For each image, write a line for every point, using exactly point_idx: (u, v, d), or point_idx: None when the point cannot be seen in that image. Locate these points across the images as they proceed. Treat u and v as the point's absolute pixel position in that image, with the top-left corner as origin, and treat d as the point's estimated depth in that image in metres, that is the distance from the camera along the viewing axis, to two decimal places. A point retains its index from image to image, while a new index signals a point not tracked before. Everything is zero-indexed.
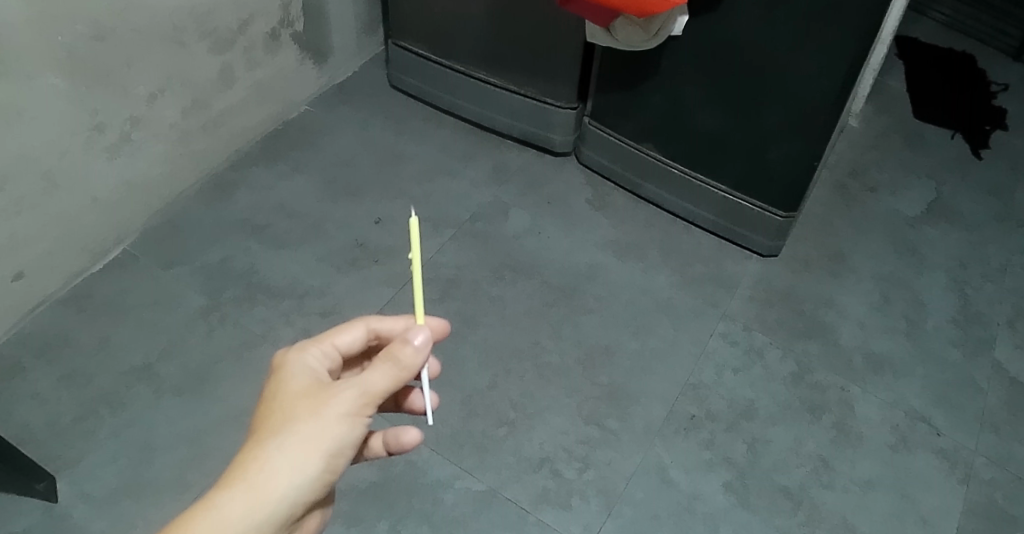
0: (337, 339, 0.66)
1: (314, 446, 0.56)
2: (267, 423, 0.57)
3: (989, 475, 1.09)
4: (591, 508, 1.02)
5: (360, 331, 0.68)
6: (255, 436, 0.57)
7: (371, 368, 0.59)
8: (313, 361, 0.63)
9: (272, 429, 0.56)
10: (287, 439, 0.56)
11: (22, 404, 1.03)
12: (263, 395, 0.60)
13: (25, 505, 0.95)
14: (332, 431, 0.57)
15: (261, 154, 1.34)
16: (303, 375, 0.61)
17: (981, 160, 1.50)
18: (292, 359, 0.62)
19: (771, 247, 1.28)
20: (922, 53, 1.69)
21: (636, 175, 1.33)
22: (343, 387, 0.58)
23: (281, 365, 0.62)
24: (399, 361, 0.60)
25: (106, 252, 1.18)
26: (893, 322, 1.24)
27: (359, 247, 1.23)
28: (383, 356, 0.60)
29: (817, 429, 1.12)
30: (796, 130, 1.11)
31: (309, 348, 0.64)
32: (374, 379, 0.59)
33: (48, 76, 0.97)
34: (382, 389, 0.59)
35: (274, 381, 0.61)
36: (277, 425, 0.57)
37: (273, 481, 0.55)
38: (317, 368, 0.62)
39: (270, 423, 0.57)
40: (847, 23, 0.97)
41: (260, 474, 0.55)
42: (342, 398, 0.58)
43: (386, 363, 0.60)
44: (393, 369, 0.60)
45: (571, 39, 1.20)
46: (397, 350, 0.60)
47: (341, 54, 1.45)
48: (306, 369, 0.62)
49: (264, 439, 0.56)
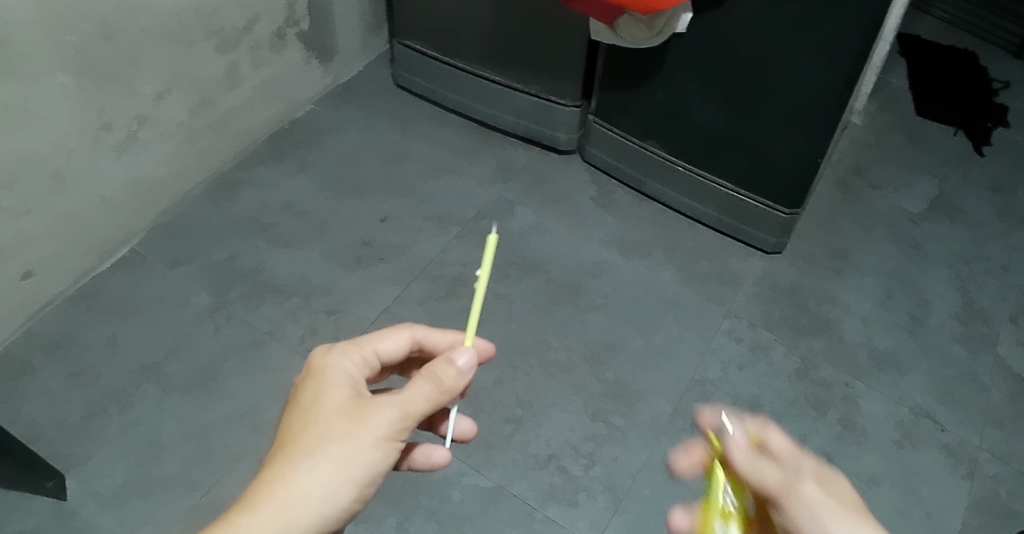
0: (377, 345, 0.66)
1: (347, 472, 0.57)
2: (302, 439, 0.57)
3: (993, 470, 1.09)
4: (598, 505, 1.03)
5: (406, 340, 0.68)
6: (289, 452, 0.57)
7: (411, 389, 0.59)
8: (352, 366, 0.63)
9: (306, 448, 0.57)
10: (322, 463, 0.56)
11: (31, 403, 1.03)
12: (299, 402, 0.60)
13: (34, 503, 0.96)
14: (366, 456, 0.57)
15: (267, 153, 1.34)
16: (342, 384, 0.61)
17: (983, 157, 1.50)
18: (331, 365, 0.62)
19: (776, 244, 1.29)
20: (923, 50, 1.69)
21: (641, 173, 1.34)
22: (381, 408, 0.59)
23: (318, 373, 0.62)
24: (441, 382, 0.60)
25: (114, 252, 1.18)
26: (897, 319, 1.24)
27: (365, 245, 1.24)
28: (425, 374, 0.60)
29: (822, 425, 1.12)
30: (800, 127, 1.12)
31: (349, 352, 0.64)
32: (414, 400, 0.59)
33: (56, 75, 0.97)
34: (420, 410, 0.59)
35: (310, 389, 0.61)
36: (310, 444, 0.57)
37: (305, 506, 0.55)
38: (354, 375, 0.62)
39: (305, 440, 0.57)
40: (852, 19, 0.97)
41: (292, 498, 0.55)
42: (381, 420, 0.58)
43: (428, 383, 0.60)
44: (433, 390, 0.60)
45: (575, 36, 1.21)
46: (440, 370, 0.60)
47: (346, 53, 1.45)
48: (344, 377, 0.62)
49: (297, 458, 0.56)
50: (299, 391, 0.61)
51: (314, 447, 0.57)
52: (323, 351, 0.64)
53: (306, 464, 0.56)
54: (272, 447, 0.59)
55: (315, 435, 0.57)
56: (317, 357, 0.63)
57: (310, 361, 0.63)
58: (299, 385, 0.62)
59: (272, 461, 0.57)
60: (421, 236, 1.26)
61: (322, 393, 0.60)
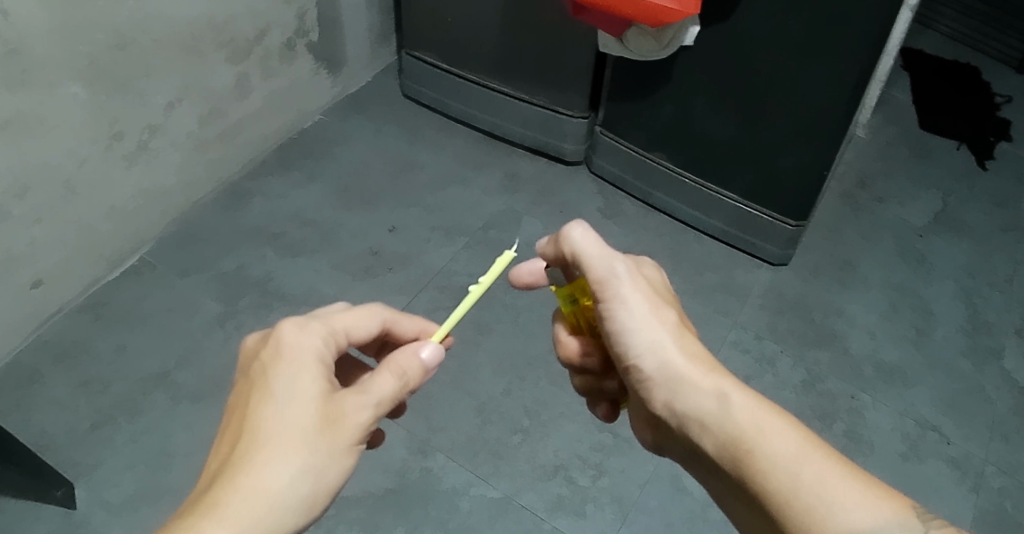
0: (349, 328, 0.63)
1: (322, 479, 0.54)
2: (276, 440, 0.53)
3: (999, 484, 1.09)
4: (606, 516, 1.02)
5: (376, 323, 0.65)
6: (261, 453, 0.53)
7: (383, 387, 0.57)
8: (322, 349, 0.58)
9: (281, 451, 0.53)
10: (297, 469, 0.53)
11: (40, 411, 1.03)
12: (270, 392, 0.55)
13: (43, 512, 0.96)
14: (342, 463, 0.55)
15: (276, 163, 1.35)
16: (315, 374, 0.56)
17: (986, 171, 1.51)
18: (301, 350, 0.57)
19: (782, 255, 1.29)
20: (927, 65, 1.70)
21: (648, 185, 1.34)
22: (359, 411, 0.55)
23: (289, 357, 0.57)
24: (407, 378, 0.59)
25: (123, 261, 1.18)
26: (903, 331, 1.25)
27: (374, 255, 1.24)
28: (393, 370, 0.58)
29: (829, 437, 1.12)
30: (806, 139, 1.12)
31: (319, 334, 0.59)
32: (384, 397, 0.57)
33: (69, 85, 0.98)
34: (386, 407, 0.57)
35: (282, 377, 0.56)
36: (287, 450, 0.53)
37: (278, 516, 0.52)
38: (326, 361, 0.58)
39: (280, 441, 0.53)
40: (859, 33, 0.98)
41: (264, 510, 0.51)
42: (356, 422, 0.55)
43: (397, 380, 0.58)
44: (399, 387, 0.58)
45: (583, 49, 1.22)
46: (406, 363, 0.59)
47: (355, 64, 1.46)
48: (317, 364, 0.57)
49: (273, 462, 0.52)
50: (267, 377, 0.56)
51: (290, 451, 0.53)
52: (293, 329, 0.59)
53: (280, 469, 0.52)
54: (239, 442, 0.54)
55: (291, 436, 0.53)
56: (288, 339, 0.58)
57: (279, 341, 0.58)
58: (267, 370, 0.56)
59: (243, 463, 0.53)
60: (429, 246, 1.26)
61: (296, 384, 0.55)
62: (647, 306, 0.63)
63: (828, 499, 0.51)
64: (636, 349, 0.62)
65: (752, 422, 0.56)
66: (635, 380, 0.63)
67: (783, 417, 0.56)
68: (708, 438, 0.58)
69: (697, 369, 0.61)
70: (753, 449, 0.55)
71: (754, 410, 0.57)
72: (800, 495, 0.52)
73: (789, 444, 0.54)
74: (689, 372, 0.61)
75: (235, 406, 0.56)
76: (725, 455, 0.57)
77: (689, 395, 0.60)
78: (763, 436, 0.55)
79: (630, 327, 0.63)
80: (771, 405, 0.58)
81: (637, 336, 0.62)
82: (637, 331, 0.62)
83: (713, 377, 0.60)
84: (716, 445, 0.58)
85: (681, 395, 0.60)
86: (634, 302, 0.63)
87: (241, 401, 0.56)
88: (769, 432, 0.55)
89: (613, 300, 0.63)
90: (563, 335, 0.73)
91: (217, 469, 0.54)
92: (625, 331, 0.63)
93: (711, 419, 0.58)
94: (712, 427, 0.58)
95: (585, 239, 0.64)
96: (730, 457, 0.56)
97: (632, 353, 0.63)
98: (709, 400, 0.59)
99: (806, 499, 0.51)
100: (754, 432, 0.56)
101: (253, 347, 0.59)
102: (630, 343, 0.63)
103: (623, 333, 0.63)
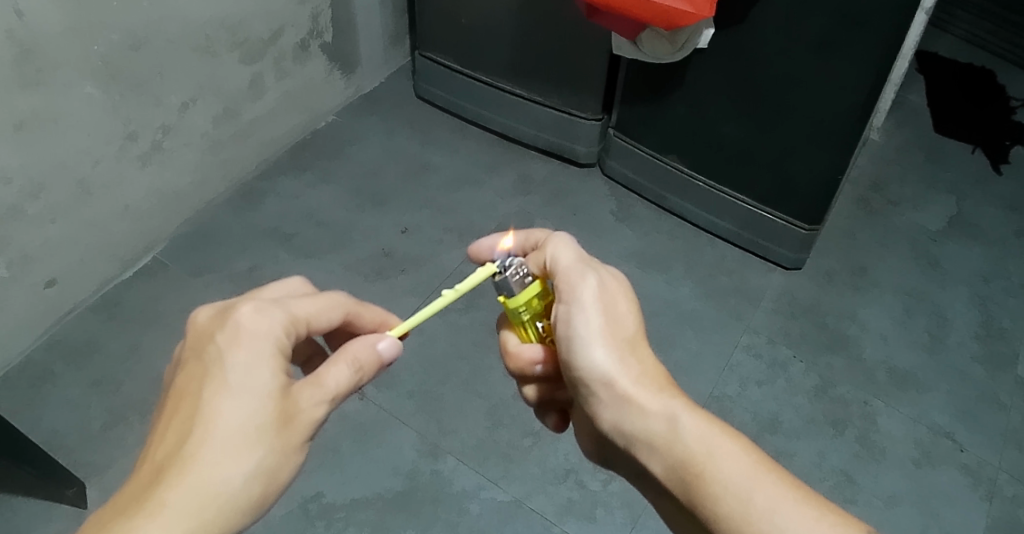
0: (310, 316, 0.61)
1: (273, 478, 0.55)
2: (229, 436, 0.53)
3: (1012, 492, 1.08)
4: (615, 520, 1.02)
5: (339, 311, 0.64)
6: (214, 448, 0.53)
7: (333, 380, 0.58)
8: (281, 338, 0.58)
9: (235, 448, 0.53)
10: (249, 467, 0.54)
11: (53, 409, 1.04)
12: (226, 384, 0.55)
13: (54, 511, 0.96)
14: (291, 461, 0.56)
15: (289, 164, 1.35)
16: (272, 367, 0.56)
17: (1001, 175, 1.49)
18: (259, 340, 0.57)
19: (796, 260, 1.28)
20: (941, 68, 1.69)
21: (660, 187, 1.34)
22: (309, 407, 0.57)
23: (244, 347, 0.56)
24: (363, 372, 0.60)
25: (136, 261, 1.19)
26: (916, 337, 1.24)
27: (386, 256, 1.24)
28: (350, 364, 0.59)
29: (841, 443, 1.11)
30: (819, 145, 1.12)
31: (280, 323, 0.58)
32: (339, 393, 0.59)
33: (84, 85, 0.98)
34: (338, 401, 0.59)
35: (239, 369, 0.55)
36: (241, 447, 0.53)
37: (227, 513, 0.53)
38: (284, 350, 0.58)
39: (234, 437, 0.53)
40: (874, 39, 0.97)
41: (214, 509, 0.52)
42: (311, 418, 0.57)
43: (354, 374, 0.59)
44: (354, 380, 0.60)
45: (598, 51, 1.21)
46: (363, 355, 0.60)
47: (369, 64, 1.46)
48: (273, 355, 0.57)
49: (227, 461, 0.53)
50: (223, 367, 0.55)
51: (244, 448, 0.54)
52: (252, 317, 0.58)
53: (232, 465, 0.53)
54: (189, 434, 0.54)
55: (245, 433, 0.54)
56: (247, 327, 0.57)
57: (238, 328, 0.57)
58: (223, 359, 0.55)
59: (193, 457, 0.53)
60: (441, 248, 1.26)
61: (253, 377, 0.55)
62: (605, 319, 0.63)
63: (779, 526, 0.53)
64: (590, 364, 0.63)
65: (702, 446, 0.58)
66: (586, 394, 0.64)
67: (734, 441, 0.59)
68: (658, 460, 0.61)
69: (649, 389, 0.62)
70: (704, 473, 0.57)
71: (704, 434, 0.59)
72: (752, 520, 0.54)
73: (742, 468, 0.56)
74: (640, 393, 0.62)
75: (185, 391, 0.56)
76: (675, 476, 0.59)
77: (640, 416, 0.61)
78: (714, 460, 0.57)
79: (587, 340, 0.63)
80: (720, 425, 0.60)
81: (593, 354, 0.62)
82: (594, 344, 0.62)
83: (663, 398, 0.62)
84: (666, 467, 0.60)
85: (631, 415, 0.62)
86: (593, 316, 0.63)
87: (193, 390, 0.55)
88: (718, 455, 0.57)
89: (573, 309, 0.63)
90: (517, 344, 0.69)
91: (164, 460, 0.53)
92: (580, 347, 0.63)
93: (662, 442, 0.60)
94: (662, 449, 0.60)
95: (563, 248, 0.65)
96: (681, 480, 0.59)
97: (585, 365, 0.63)
98: (660, 423, 0.61)
99: (757, 525, 0.54)
100: (704, 455, 0.58)
101: (207, 329, 0.58)
102: (585, 356, 0.63)
103: (579, 345, 0.63)
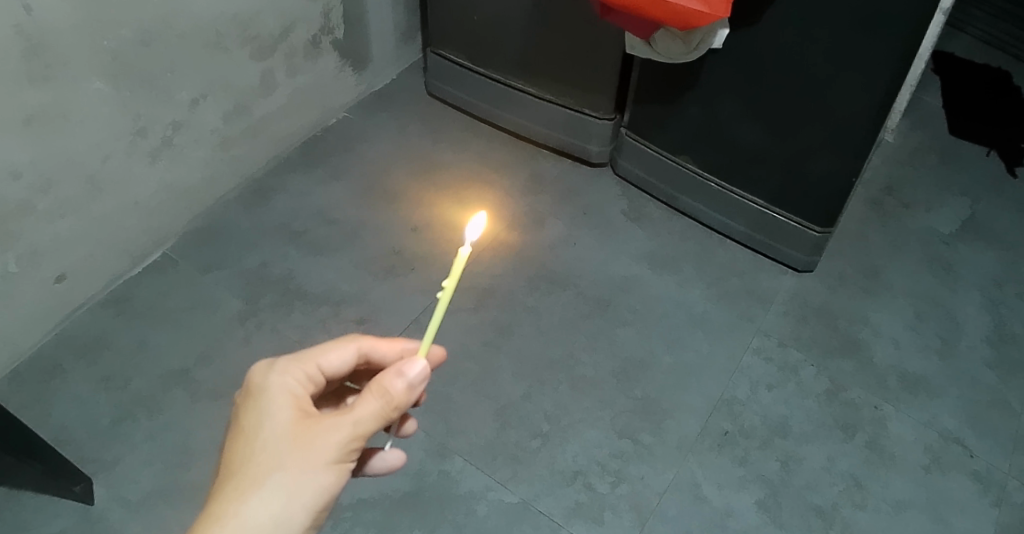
0: (320, 361, 0.65)
1: (298, 499, 0.57)
2: (248, 466, 0.57)
3: (1022, 499, 1.07)
4: (624, 523, 1.01)
5: (351, 352, 0.68)
6: (236, 481, 0.57)
7: (360, 405, 0.59)
8: (294, 385, 0.62)
9: (253, 475, 0.57)
10: (267, 491, 0.56)
11: (62, 404, 1.04)
12: (241, 428, 0.59)
13: (63, 506, 0.96)
14: (319, 481, 0.58)
15: (299, 160, 1.34)
16: (286, 406, 0.60)
17: (1016, 178, 1.48)
18: (273, 385, 0.61)
19: (808, 262, 1.27)
20: (959, 69, 1.67)
21: (672, 188, 1.33)
22: (331, 433, 0.58)
23: (258, 392, 0.61)
24: (391, 397, 0.60)
25: (146, 256, 1.19)
26: (928, 341, 1.22)
27: (395, 254, 1.23)
28: (374, 390, 0.60)
29: (851, 448, 1.10)
30: (832, 147, 1.10)
31: (290, 372, 0.63)
32: (365, 420, 0.59)
33: (94, 81, 0.98)
34: (370, 429, 0.60)
35: (252, 414, 0.60)
36: (260, 473, 0.57)
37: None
38: (298, 395, 0.62)
39: (252, 469, 0.57)
40: (890, 42, 0.96)
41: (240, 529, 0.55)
42: (330, 441, 0.58)
43: (378, 400, 0.60)
44: (383, 407, 0.60)
45: (610, 50, 1.20)
46: (390, 386, 0.60)
47: (380, 61, 1.45)
48: (287, 397, 0.61)
49: (248, 488, 0.56)
50: (242, 413, 0.61)
51: (262, 475, 0.57)
52: (265, 370, 0.63)
53: (252, 492, 0.56)
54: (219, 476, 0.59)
55: (262, 464, 0.57)
56: (259, 378, 0.62)
57: (250, 381, 0.62)
58: (240, 409, 0.61)
59: (220, 490, 0.57)
60: (451, 247, 1.25)
61: (266, 417, 0.59)
62: None
63: None
64: None
65: None
66: None
67: None
68: None
69: None
70: None
71: None
72: None
73: None
74: None
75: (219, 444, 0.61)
76: None
77: None
78: None
79: None
80: None
81: None
82: None
83: None
84: None
85: None
86: None
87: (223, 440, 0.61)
88: None
89: None
90: None
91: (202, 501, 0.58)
92: None
93: None
94: None
95: None
96: None
97: None
98: None
99: None
100: None
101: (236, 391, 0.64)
102: None
103: None
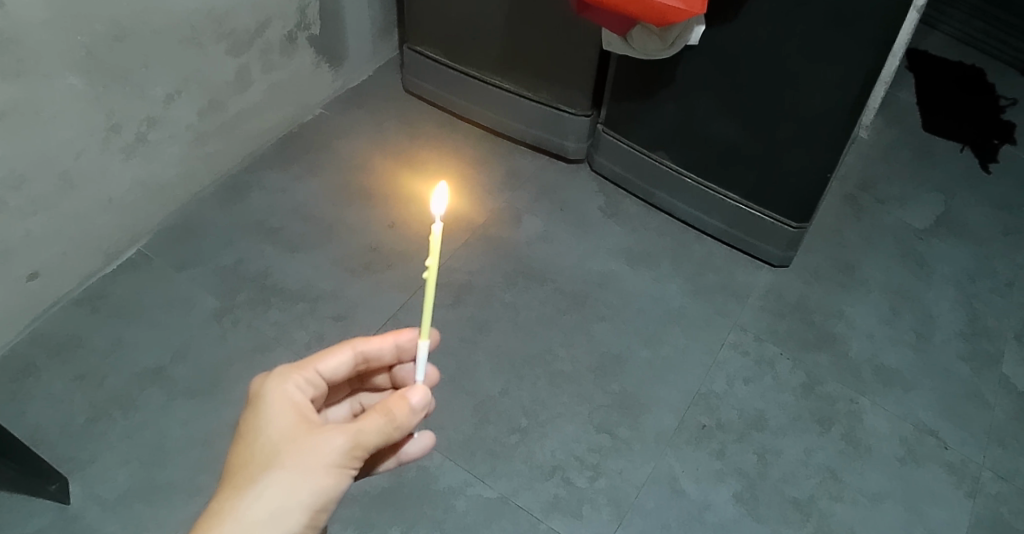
0: (321, 365, 0.67)
1: (294, 500, 0.57)
2: (247, 465, 0.58)
3: (995, 489, 1.09)
4: (602, 517, 1.02)
5: (348, 355, 0.68)
6: (235, 480, 0.57)
7: (365, 419, 0.60)
8: (295, 391, 0.63)
9: (252, 473, 0.57)
10: (265, 490, 0.56)
11: (35, 403, 1.03)
12: (244, 430, 0.60)
13: (37, 506, 0.95)
14: (319, 483, 0.58)
15: (275, 157, 1.34)
16: (287, 410, 0.61)
17: (989, 174, 1.50)
18: (274, 388, 0.62)
19: (783, 257, 1.28)
20: (934, 67, 1.69)
21: (648, 184, 1.34)
22: (333, 439, 0.59)
23: (259, 396, 0.62)
24: (394, 417, 0.61)
25: (120, 254, 1.18)
26: (902, 335, 1.24)
27: (373, 250, 1.23)
28: (378, 408, 0.61)
29: (827, 441, 1.12)
30: (807, 143, 1.12)
31: (292, 376, 0.64)
32: (368, 432, 0.60)
33: (67, 76, 0.97)
34: (372, 441, 0.60)
35: (254, 417, 0.60)
36: (259, 473, 0.57)
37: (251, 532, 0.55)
38: (300, 402, 0.62)
39: (251, 469, 0.57)
40: (862, 37, 0.97)
41: (237, 525, 0.55)
42: (331, 447, 0.58)
43: (381, 417, 0.61)
44: (386, 424, 0.61)
45: (587, 46, 1.20)
46: (398, 411, 0.62)
47: (357, 58, 1.45)
48: (288, 402, 0.61)
49: (246, 487, 0.56)
50: (245, 416, 0.61)
51: (261, 475, 0.57)
52: (269, 376, 0.63)
53: (251, 490, 0.56)
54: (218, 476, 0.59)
55: (261, 464, 0.57)
56: (262, 383, 0.63)
57: (255, 387, 0.63)
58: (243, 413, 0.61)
59: (220, 488, 0.57)
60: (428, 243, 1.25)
61: (268, 420, 0.60)
62: None
63: None
64: None
65: None
66: None
67: None
68: None
69: None
70: None
71: None
72: None
73: None
74: None
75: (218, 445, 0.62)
76: None
77: None
78: None
79: None
80: None
81: None
82: None
83: None
84: None
85: None
86: None
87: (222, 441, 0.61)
88: None
89: None
90: None
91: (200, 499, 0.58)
92: None
93: None
94: None
95: None
96: None
97: None
98: None
99: None
100: None
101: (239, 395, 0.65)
102: None
103: None
